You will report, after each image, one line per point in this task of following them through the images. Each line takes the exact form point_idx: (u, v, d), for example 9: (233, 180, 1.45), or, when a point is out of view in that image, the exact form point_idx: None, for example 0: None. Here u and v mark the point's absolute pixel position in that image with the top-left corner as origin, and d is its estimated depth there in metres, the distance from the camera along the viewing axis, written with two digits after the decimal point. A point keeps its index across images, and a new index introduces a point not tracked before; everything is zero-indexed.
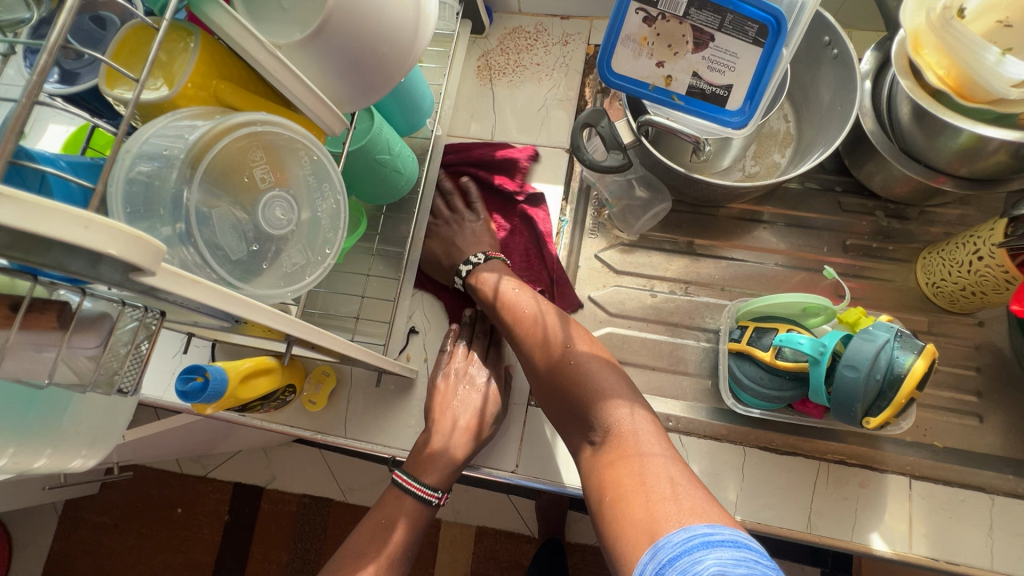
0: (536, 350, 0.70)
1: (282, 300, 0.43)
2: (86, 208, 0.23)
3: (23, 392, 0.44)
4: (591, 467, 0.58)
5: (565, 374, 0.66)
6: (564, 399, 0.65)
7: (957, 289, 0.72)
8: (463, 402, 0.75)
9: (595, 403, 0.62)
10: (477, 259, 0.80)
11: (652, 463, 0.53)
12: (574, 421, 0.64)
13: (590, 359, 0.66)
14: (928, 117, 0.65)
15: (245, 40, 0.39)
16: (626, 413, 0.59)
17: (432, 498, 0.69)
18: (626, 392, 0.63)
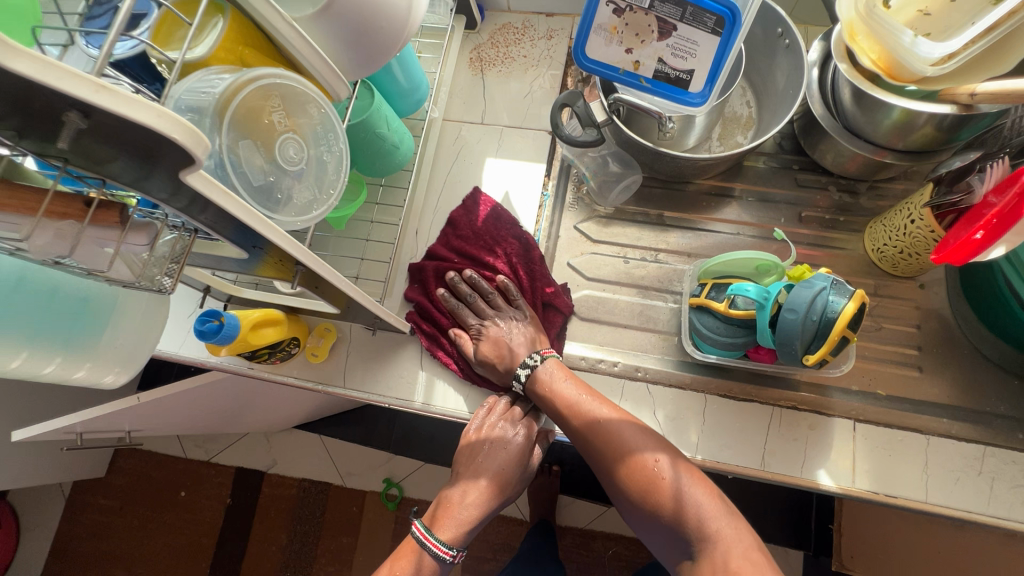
0: (576, 427, 0.74)
1: (294, 227, 0.52)
2: (159, 106, 0.31)
3: (70, 313, 0.52)
4: (664, 541, 0.67)
5: (608, 452, 0.71)
6: (612, 472, 0.71)
7: (897, 252, 0.80)
8: (498, 454, 0.77)
9: (643, 476, 0.67)
10: (534, 360, 0.80)
11: (719, 541, 0.62)
12: (623, 490, 0.70)
13: (632, 434, 0.70)
14: (865, 97, 0.73)
15: (266, 10, 0.48)
16: (676, 480, 0.66)
17: (448, 557, 0.72)
18: (658, 445, 0.69)
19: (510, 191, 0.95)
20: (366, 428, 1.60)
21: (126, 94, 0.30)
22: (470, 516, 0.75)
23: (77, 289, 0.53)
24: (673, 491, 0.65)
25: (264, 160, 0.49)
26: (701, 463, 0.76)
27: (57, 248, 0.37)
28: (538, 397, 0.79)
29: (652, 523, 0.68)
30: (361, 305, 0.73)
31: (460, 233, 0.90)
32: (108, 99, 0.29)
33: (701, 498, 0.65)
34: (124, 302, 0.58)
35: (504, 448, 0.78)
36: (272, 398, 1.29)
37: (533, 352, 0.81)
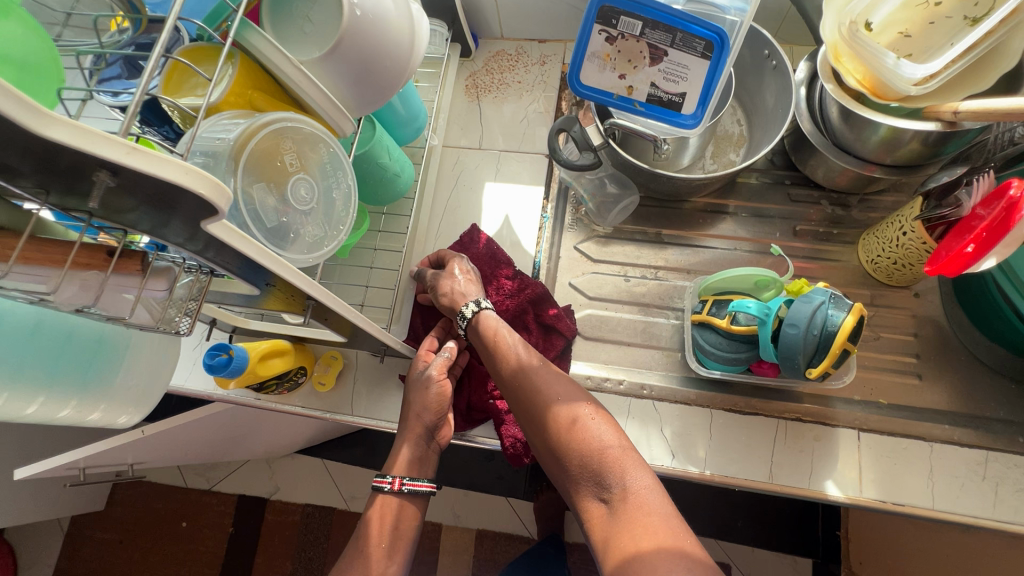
0: (494, 368, 0.75)
1: (306, 265, 0.53)
2: (186, 163, 0.33)
3: (85, 356, 0.53)
4: (568, 483, 0.64)
5: (519, 390, 0.71)
6: (524, 413, 0.71)
7: (890, 263, 0.82)
8: (425, 386, 0.76)
9: (546, 409, 0.68)
10: (473, 306, 0.78)
11: (618, 474, 0.61)
12: (533, 431, 0.70)
13: (540, 371, 0.72)
14: (853, 115, 0.75)
15: (276, 57, 0.50)
16: (576, 413, 0.66)
17: (382, 484, 0.71)
18: (566, 385, 0.71)
19: (510, 214, 0.96)
20: (369, 452, 1.60)
21: (156, 153, 0.31)
22: (414, 451, 0.74)
23: (92, 329, 0.54)
24: (576, 423, 0.65)
25: (277, 199, 0.50)
26: (710, 478, 0.77)
27: (81, 299, 0.39)
28: (476, 334, 0.78)
29: (559, 463, 0.65)
30: (368, 333, 0.73)
31: None
32: (140, 160, 0.30)
33: (603, 437, 0.64)
34: (135, 344, 0.59)
35: (427, 379, 0.77)
36: (276, 425, 1.29)
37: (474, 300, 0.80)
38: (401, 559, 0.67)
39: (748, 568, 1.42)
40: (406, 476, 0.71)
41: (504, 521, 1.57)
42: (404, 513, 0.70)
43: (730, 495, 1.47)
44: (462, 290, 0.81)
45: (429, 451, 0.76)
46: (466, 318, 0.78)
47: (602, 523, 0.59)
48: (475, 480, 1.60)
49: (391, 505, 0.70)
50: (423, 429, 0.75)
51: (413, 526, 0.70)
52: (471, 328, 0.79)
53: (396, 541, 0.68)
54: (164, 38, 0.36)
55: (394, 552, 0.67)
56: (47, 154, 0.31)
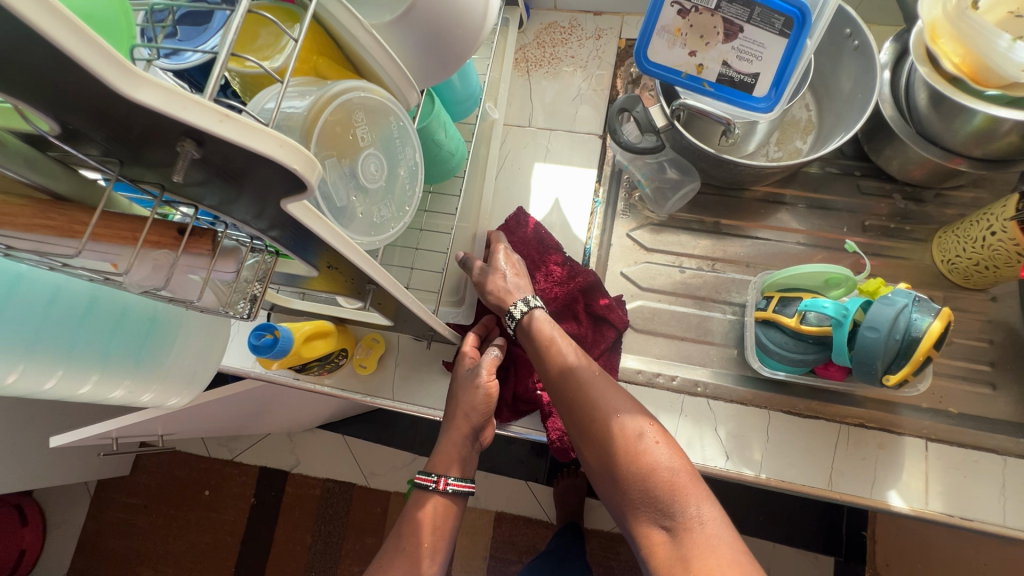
0: (548, 378, 0.71)
1: (373, 247, 0.51)
2: (277, 133, 0.29)
3: (139, 337, 0.51)
4: (624, 505, 0.62)
5: (574, 404, 0.68)
6: (578, 427, 0.68)
7: (971, 264, 0.77)
8: (472, 385, 0.73)
9: (605, 427, 0.65)
10: (521, 307, 0.76)
11: (682, 503, 0.58)
12: (587, 448, 0.67)
13: (599, 385, 0.68)
14: (945, 103, 0.69)
15: (346, 20, 0.46)
16: (637, 435, 0.63)
17: (427, 483, 0.69)
18: (626, 402, 0.67)
19: (561, 198, 0.92)
20: (393, 430, 1.59)
21: (249, 123, 0.27)
22: (458, 451, 0.72)
23: (146, 309, 0.51)
24: (638, 445, 0.62)
25: (348, 175, 0.47)
26: (766, 482, 0.74)
27: (152, 280, 0.36)
28: (526, 335, 0.76)
29: (616, 485, 0.63)
30: (416, 317, 0.70)
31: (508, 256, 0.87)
32: (232, 129, 0.27)
33: (668, 463, 0.61)
34: (186, 325, 0.57)
35: (474, 377, 0.73)
36: (304, 401, 1.28)
37: (521, 299, 0.77)
38: (441, 560, 0.65)
39: (770, 565, 1.40)
40: (452, 476, 0.69)
41: (524, 506, 1.56)
42: (446, 513, 0.68)
43: (756, 491, 1.44)
44: (510, 288, 0.79)
45: (471, 450, 0.74)
46: (516, 318, 0.76)
47: (665, 551, 0.57)
48: (497, 463, 1.59)
49: (434, 504, 0.68)
50: (468, 428, 0.73)
51: (452, 527, 0.69)
52: (521, 327, 0.76)
53: (437, 541, 0.66)
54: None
55: (436, 552, 0.65)
56: (127, 122, 0.28)
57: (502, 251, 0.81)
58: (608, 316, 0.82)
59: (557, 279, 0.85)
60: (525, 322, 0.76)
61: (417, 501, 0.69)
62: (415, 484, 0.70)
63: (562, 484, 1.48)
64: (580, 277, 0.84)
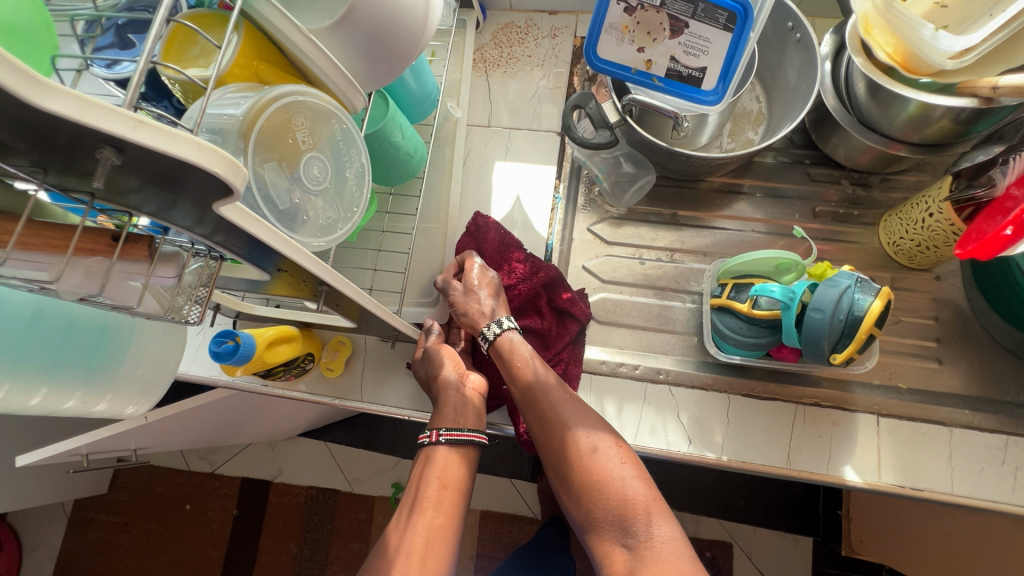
0: (516, 395, 0.72)
1: (320, 248, 0.51)
2: (199, 139, 0.30)
3: (88, 347, 0.51)
4: (589, 525, 0.65)
5: (544, 424, 0.69)
6: (545, 445, 0.70)
7: (914, 245, 0.80)
8: (434, 356, 0.79)
9: (572, 447, 0.67)
10: (493, 329, 0.76)
11: (644, 522, 0.61)
12: (553, 465, 0.69)
13: (568, 406, 0.70)
14: (881, 91, 0.72)
15: (284, 27, 0.46)
16: (604, 458, 0.66)
17: (422, 437, 0.74)
18: (594, 422, 0.69)
19: (522, 195, 0.94)
20: (373, 434, 1.59)
21: (166, 128, 0.28)
22: (453, 404, 0.75)
23: (96, 319, 0.51)
24: (604, 467, 0.65)
25: (289, 182, 0.48)
26: (728, 464, 0.76)
27: (86, 287, 0.35)
28: (498, 357, 0.76)
29: (582, 503, 0.65)
30: (379, 318, 0.71)
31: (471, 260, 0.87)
32: (148, 134, 0.27)
33: (632, 484, 0.64)
34: (140, 335, 0.57)
35: (430, 354, 0.80)
36: (281, 410, 1.27)
37: (493, 319, 0.77)
38: (450, 509, 0.69)
39: (749, 547, 1.44)
40: (444, 426, 0.73)
41: (508, 503, 1.58)
42: (451, 466, 0.72)
43: (733, 476, 1.47)
44: (483, 309, 0.78)
45: (464, 400, 0.77)
46: (488, 340, 0.76)
47: (625, 568, 0.61)
48: (480, 462, 1.60)
49: (435, 459, 0.72)
50: (449, 383, 0.77)
51: (464, 476, 0.72)
52: (494, 348, 0.77)
53: (442, 493, 0.69)
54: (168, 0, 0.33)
55: (439, 504, 0.68)
56: (43, 129, 0.28)
57: (477, 268, 0.80)
58: (569, 309, 0.84)
59: (518, 276, 0.86)
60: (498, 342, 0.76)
61: (426, 459, 0.73)
62: (420, 443, 0.75)
63: (544, 479, 1.50)
64: (540, 274, 0.85)
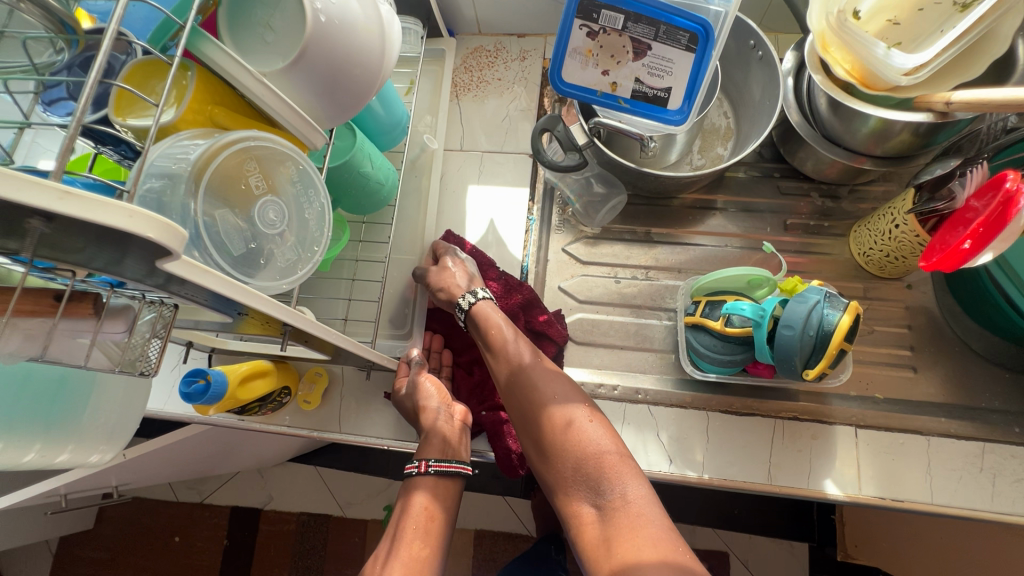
0: (493, 365, 0.75)
1: (279, 291, 0.51)
2: (131, 205, 0.29)
3: (44, 398, 0.50)
4: (557, 485, 0.65)
5: (514, 388, 0.71)
6: (518, 410, 0.71)
7: (883, 256, 0.80)
8: (416, 386, 0.78)
9: (542, 409, 0.68)
10: (469, 297, 0.79)
11: (611, 480, 0.61)
12: (525, 430, 0.70)
13: (541, 372, 0.72)
14: (842, 107, 0.73)
15: (235, 70, 0.46)
16: (572, 416, 0.67)
17: (410, 467, 0.73)
18: (565, 388, 0.70)
19: (495, 218, 0.94)
20: (362, 459, 1.57)
21: (93, 197, 0.27)
22: (441, 435, 0.75)
23: (52, 370, 0.50)
24: (572, 425, 0.66)
25: (243, 225, 0.48)
26: (709, 482, 0.76)
27: (26, 349, 0.36)
28: (475, 326, 0.79)
29: (551, 464, 0.65)
30: (352, 352, 0.71)
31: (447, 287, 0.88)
32: (74, 206, 0.27)
33: (600, 441, 0.64)
34: (103, 381, 0.56)
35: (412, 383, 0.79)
36: (266, 440, 1.26)
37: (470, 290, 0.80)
38: (436, 541, 0.68)
39: (746, 557, 1.42)
40: (433, 458, 0.73)
41: (502, 522, 1.56)
42: (436, 495, 0.72)
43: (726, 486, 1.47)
44: (458, 284, 0.81)
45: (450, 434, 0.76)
46: (465, 310, 0.79)
47: (593, 529, 0.59)
48: (471, 482, 1.58)
49: (422, 490, 0.72)
50: (436, 414, 0.76)
51: (448, 507, 0.72)
52: (470, 319, 0.79)
53: (428, 524, 0.69)
54: (102, 61, 0.33)
55: (425, 534, 0.68)
56: None
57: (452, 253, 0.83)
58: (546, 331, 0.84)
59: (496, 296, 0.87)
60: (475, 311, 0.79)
61: (412, 491, 0.73)
62: (406, 474, 0.75)
63: (536, 496, 1.49)
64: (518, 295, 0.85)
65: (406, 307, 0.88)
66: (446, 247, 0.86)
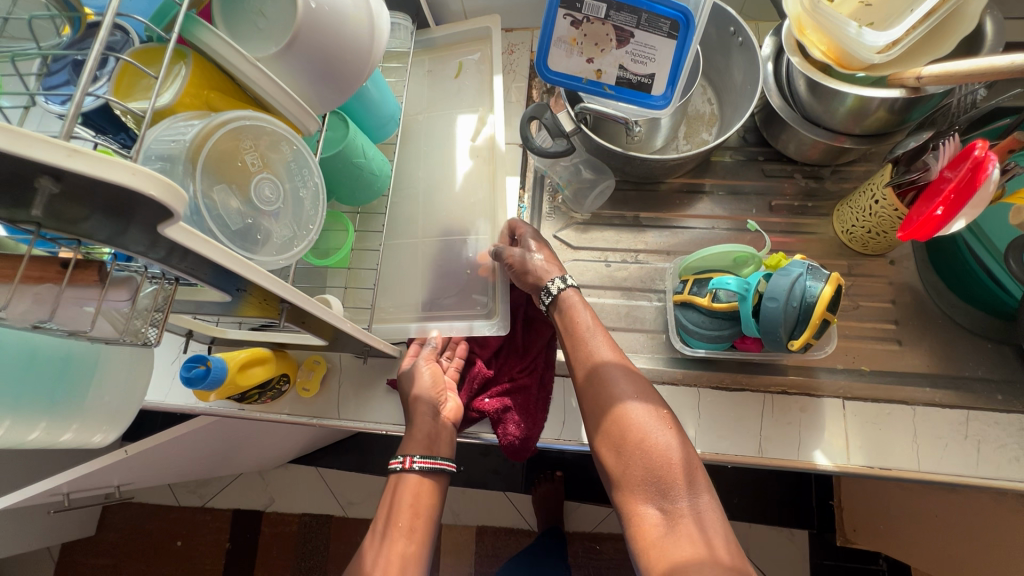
0: (573, 357, 0.75)
1: (276, 267, 0.53)
2: (135, 164, 0.31)
3: (50, 378, 0.52)
4: (621, 483, 0.66)
5: (594, 383, 0.72)
6: (592, 403, 0.72)
7: (865, 232, 0.82)
8: (415, 372, 0.79)
9: (619, 407, 0.69)
10: (559, 285, 0.79)
11: (683, 489, 0.62)
12: (596, 423, 0.70)
13: (623, 370, 0.72)
14: (820, 88, 0.75)
15: (229, 54, 0.48)
16: (651, 420, 0.67)
17: (395, 463, 0.74)
18: (644, 390, 0.71)
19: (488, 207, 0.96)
20: (362, 456, 1.58)
21: (100, 155, 0.30)
22: (427, 431, 0.76)
23: (56, 348, 0.52)
24: (650, 428, 0.66)
25: (241, 202, 0.50)
26: (701, 457, 0.77)
27: (36, 313, 0.37)
28: (559, 317, 0.79)
29: (620, 463, 0.66)
30: (349, 335, 0.72)
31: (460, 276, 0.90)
32: (82, 162, 0.29)
33: (675, 449, 0.65)
34: (106, 364, 0.57)
35: (416, 367, 0.80)
36: (268, 437, 1.27)
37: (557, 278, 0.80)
38: (422, 539, 0.70)
39: (747, 544, 1.44)
40: (417, 454, 0.74)
41: (503, 516, 1.57)
42: (421, 492, 0.73)
43: (725, 474, 1.49)
44: (542, 270, 0.81)
45: (437, 429, 0.77)
46: (553, 295, 0.79)
47: (654, 531, 0.61)
48: (472, 477, 1.59)
49: (407, 486, 0.73)
50: (426, 406, 0.77)
51: (433, 505, 0.73)
52: (554, 309, 0.80)
53: (414, 521, 0.71)
54: (104, 36, 0.35)
55: (413, 532, 0.70)
56: None
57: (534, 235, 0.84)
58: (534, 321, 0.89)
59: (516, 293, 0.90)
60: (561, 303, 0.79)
61: (398, 488, 0.74)
62: (391, 468, 0.75)
63: (537, 490, 1.49)
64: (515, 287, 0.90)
65: (485, 288, 0.88)
66: (526, 229, 0.86)
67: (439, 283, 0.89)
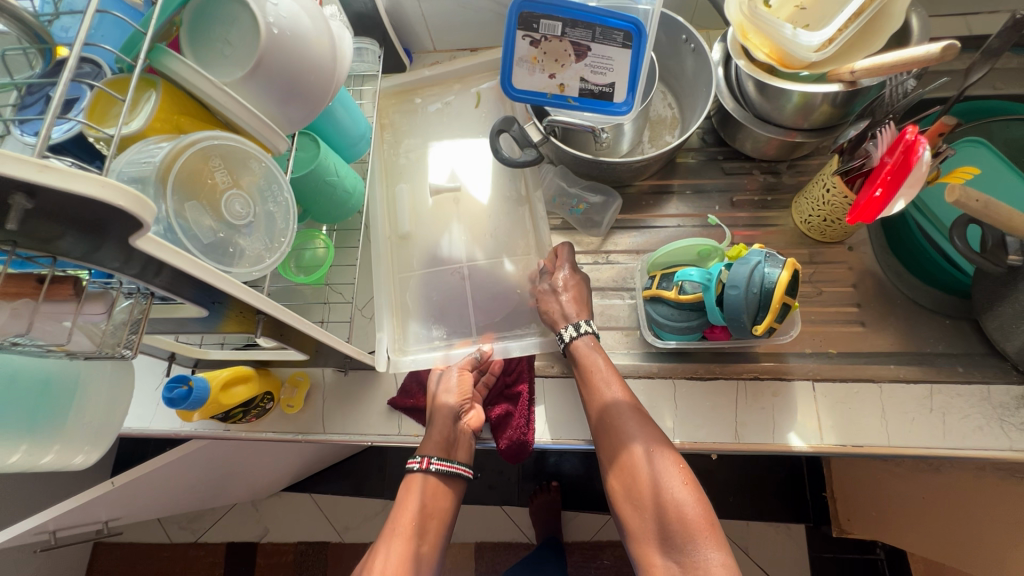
0: (587, 406, 0.78)
1: (250, 278, 0.55)
2: (102, 178, 0.35)
3: (31, 400, 0.53)
4: (638, 536, 0.71)
5: (608, 436, 0.74)
6: (607, 455, 0.75)
7: (821, 220, 0.86)
8: (446, 377, 0.85)
9: (632, 462, 0.72)
10: (571, 331, 0.82)
11: (696, 544, 0.66)
12: (613, 475, 0.74)
13: (636, 422, 0.74)
14: (767, 88, 0.79)
15: (197, 80, 0.50)
16: (663, 475, 0.70)
17: (411, 462, 0.82)
18: (659, 441, 0.72)
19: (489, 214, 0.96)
20: (355, 479, 1.57)
21: (67, 169, 0.33)
22: (443, 435, 0.83)
23: (36, 370, 0.54)
24: (664, 484, 0.70)
25: (213, 218, 0.53)
26: (680, 446, 0.79)
27: (13, 326, 0.40)
28: (574, 366, 0.82)
29: (636, 515, 0.71)
30: (330, 346, 0.73)
31: (483, 297, 0.92)
32: (52, 176, 0.32)
33: (689, 503, 0.68)
34: (87, 384, 0.58)
35: (448, 370, 0.86)
36: (259, 462, 1.27)
37: (569, 325, 0.83)
38: (433, 538, 0.80)
39: (745, 542, 1.45)
40: (435, 455, 0.82)
41: (501, 531, 1.56)
42: (434, 492, 0.82)
43: (719, 475, 1.50)
44: (565, 312, 0.84)
45: (455, 433, 0.84)
46: (566, 341, 0.82)
47: None
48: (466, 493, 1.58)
49: (421, 487, 0.82)
50: (449, 413, 0.82)
51: (443, 503, 0.83)
52: (569, 356, 0.82)
53: (428, 522, 0.80)
54: (71, 65, 0.38)
55: (427, 533, 0.79)
56: None
57: (566, 270, 0.87)
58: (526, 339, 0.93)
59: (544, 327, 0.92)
60: (575, 351, 0.81)
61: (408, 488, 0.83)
62: (408, 467, 0.84)
63: (533, 501, 1.50)
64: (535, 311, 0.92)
65: (519, 312, 0.92)
66: (564, 257, 0.89)
67: (479, 306, 0.92)
